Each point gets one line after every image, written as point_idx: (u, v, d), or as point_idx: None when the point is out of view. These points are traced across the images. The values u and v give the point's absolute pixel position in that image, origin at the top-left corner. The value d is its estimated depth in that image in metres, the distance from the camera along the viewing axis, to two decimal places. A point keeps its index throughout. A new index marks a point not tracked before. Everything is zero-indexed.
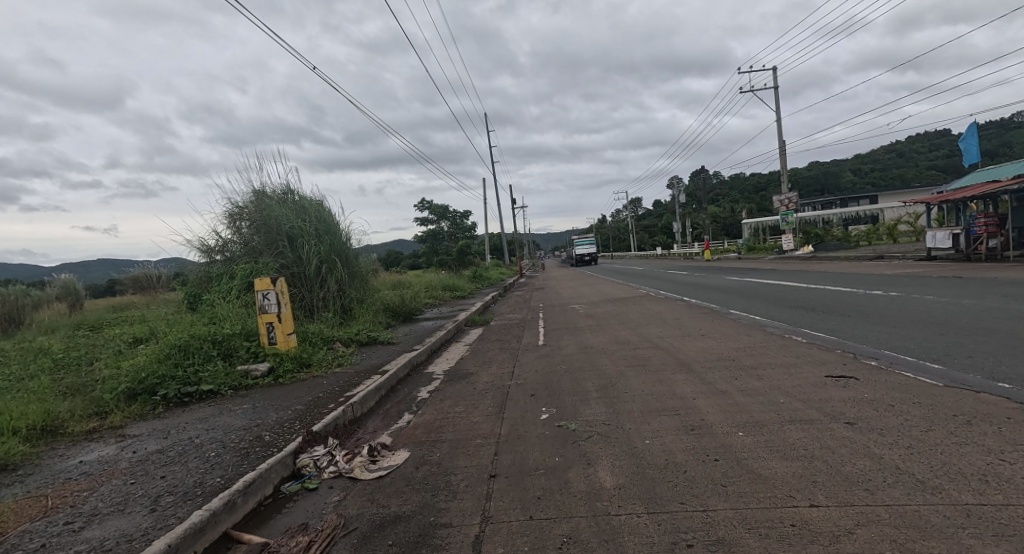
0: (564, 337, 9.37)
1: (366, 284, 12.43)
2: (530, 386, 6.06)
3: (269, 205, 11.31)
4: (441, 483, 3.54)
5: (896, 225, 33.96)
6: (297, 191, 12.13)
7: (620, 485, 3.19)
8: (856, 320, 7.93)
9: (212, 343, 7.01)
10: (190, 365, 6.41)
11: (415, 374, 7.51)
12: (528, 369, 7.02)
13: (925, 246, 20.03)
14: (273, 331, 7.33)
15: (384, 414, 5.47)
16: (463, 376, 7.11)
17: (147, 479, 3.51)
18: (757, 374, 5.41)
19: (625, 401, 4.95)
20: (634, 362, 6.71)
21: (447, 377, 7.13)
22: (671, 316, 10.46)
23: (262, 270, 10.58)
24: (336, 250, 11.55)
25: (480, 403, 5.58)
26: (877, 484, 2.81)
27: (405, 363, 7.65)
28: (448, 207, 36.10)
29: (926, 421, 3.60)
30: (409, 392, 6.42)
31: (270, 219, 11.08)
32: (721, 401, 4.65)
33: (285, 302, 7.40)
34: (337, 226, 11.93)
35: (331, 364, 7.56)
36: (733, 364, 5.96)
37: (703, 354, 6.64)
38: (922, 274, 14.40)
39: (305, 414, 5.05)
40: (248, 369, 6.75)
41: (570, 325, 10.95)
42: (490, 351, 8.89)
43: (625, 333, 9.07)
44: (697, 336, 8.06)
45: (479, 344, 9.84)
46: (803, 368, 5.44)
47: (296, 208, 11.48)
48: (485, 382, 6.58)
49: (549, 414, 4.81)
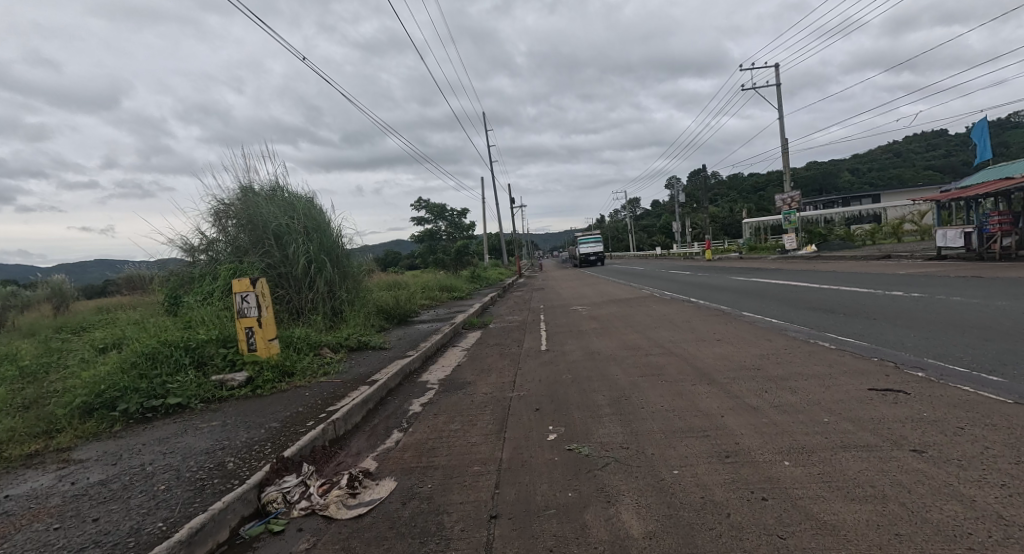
0: (568, 342, 8.77)
1: (358, 286, 11.80)
2: (534, 399, 5.45)
3: (256, 202, 10.72)
4: (432, 527, 2.93)
5: (901, 225, 33.45)
6: (286, 189, 11.53)
7: (651, 534, 2.60)
8: (883, 324, 7.34)
9: (184, 350, 6.39)
10: (158, 376, 5.79)
11: (408, 383, 6.90)
12: (531, 378, 6.41)
13: (935, 246, 19.52)
14: (253, 337, 6.71)
15: (371, 433, 4.85)
16: (459, 386, 6.49)
17: (74, 524, 2.89)
18: (790, 387, 4.81)
19: (644, 418, 4.36)
20: (648, 371, 6.11)
21: (442, 388, 6.51)
22: (680, 319, 9.87)
23: (246, 270, 9.97)
24: (327, 250, 10.94)
25: (478, 420, 4.97)
26: (982, 540, 2.22)
27: (397, 371, 7.04)
28: (446, 207, 35.53)
29: (1010, 450, 3.02)
30: (400, 405, 5.81)
31: (257, 217, 10.48)
32: (755, 420, 4.06)
33: (266, 305, 6.80)
34: (328, 225, 11.33)
35: (316, 373, 6.93)
36: (759, 374, 5.37)
37: (723, 363, 6.04)
38: (938, 274, 13.87)
39: (279, 433, 4.43)
40: (223, 380, 6.13)
41: (573, 328, 10.34)
42: (489, 357, 8.28)
43: (633, 337, 8.48)
44: (713, 341, 7.46)
45: (477, 349, 9.22)
46: (841, 380, 4.85)
47: (285, 206, 10.89)
48: (484, 393, 5.97)
49: (558, 434, 4.21)
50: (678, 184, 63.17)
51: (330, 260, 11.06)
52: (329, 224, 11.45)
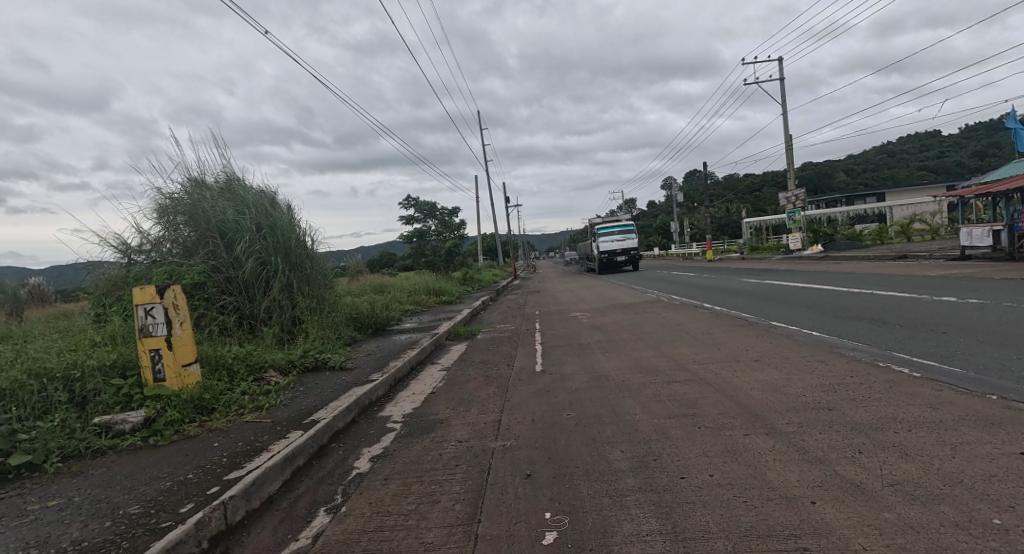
0: (568, 361, 7.24)
1: (323, 294, 10.21)
2: (525, 457, 3.92)
3: (205, 196, 9.25)
4: None
5: (912, 223, 31.83)
6: (244, 182, 10.02)
7: None
8: (963, 341, 5.86)
9: (60, 385, 4.84)
10: (8, 422, 4.24)
11: (363, 422, 5.34)
12: (522, 418, 4.87)
13: (959, 245, 18.20)
14: (160, 363, 5.18)
15: (283, 517, 3.30)
16: (427, 428, 4.94)
17: None
18: (895, 445, 3.30)
19: (691, 507, 2.84)
20: (675, 409, 4.60)
21: (405, 431, 4.95)
22: (700, 331, 8.34)
23: (184, 273, 8.40)
24: (286, 253, 9.40)
25: (442, 495, 3.42)
26: None
27: (352, 405, 5.49)
28: (437, 205, 34.06)
29: None
30: (340, 462, 4.24)
31: (204, 213, 8.98)
32: (874, 515, 2.54)
33: (181, 323, 5.31)
34: (290, 226, 9.82)
35: (245, 407, 5.38)
36: (837, 421, 3.86)
37: (775, 400, 4.52)
38: (977, 276, 12.49)
39: (128, 529, 2.87)
40: (108, 424, 4.57)
41: (573, 341, 8.84)
42: (472, 382, 6.75)
43: (647, 357, 6.93)
44: (751, 364, 5.92)
45: (459, 369, 7.62)
46: (967, 434, 3.33)
47: (239, 202, 9.41)
48: (458, 442, 4.44)
49: (559, 537, 2.68)
50: (676, 182, 61.89)
51: (289, 263, 9.51)
52: (291, 224, 9.93)
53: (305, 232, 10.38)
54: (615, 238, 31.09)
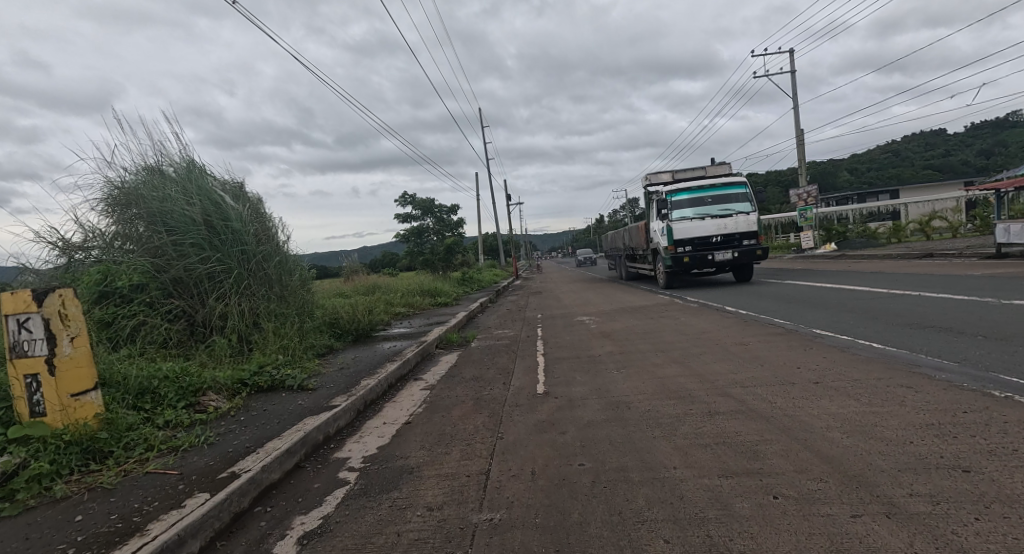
0: (578, 380, 5.93)
1: (290, 298, 8.87)
2: (519, 548, 2.59)
3: (159, 182, 8.00)
4: None
5: (932, 220, 29.97)
6: (206, 170, 8.76)
7: None
8: None
9: None
10: None
11: (308, 471, 4.03)
12: (519, 473, 3.54)
13: (995, 241, 16.81)
14: (40, 392, 3.93)
15: None
16: (388, 486, 3.62)
17: None
18: None
19: None
20: (733, 462, 3.29)
21: (357, 489, 3.63)
22: (731, 343, 7.03)
23: (121, 272, 7.15)
24: (244, 251, 8.13)
25: None
26: None
27: (297, 446, 4.19)
28: (435, 202, 32.61)
29: None
30: (252, 545, 2.94)
31: (152, 201, 7.68)
32: None
33: (72, 338, 4.02)
34: (248, 222, 8.61)
35: (155, 447, 4.12)
36: (995, 495, 2.52)
37: (873, 449, 3.21)
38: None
39: None
40: None
41: (581, 353, 7.53)
42: (458, 409, 5.42)
43: (674, 377, 5.63)
44: (812, 390, 4.61)
45: (444, 390, 6.26)
46: None
47: (196, 191, 8.14)
48: (425, 513, 3.12)
49: None
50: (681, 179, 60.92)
51: (252, 263, 8.25)
52: (250, 219, 8.68)
53: (271, 229, 9.15)
54: (702, 211, 14.83)
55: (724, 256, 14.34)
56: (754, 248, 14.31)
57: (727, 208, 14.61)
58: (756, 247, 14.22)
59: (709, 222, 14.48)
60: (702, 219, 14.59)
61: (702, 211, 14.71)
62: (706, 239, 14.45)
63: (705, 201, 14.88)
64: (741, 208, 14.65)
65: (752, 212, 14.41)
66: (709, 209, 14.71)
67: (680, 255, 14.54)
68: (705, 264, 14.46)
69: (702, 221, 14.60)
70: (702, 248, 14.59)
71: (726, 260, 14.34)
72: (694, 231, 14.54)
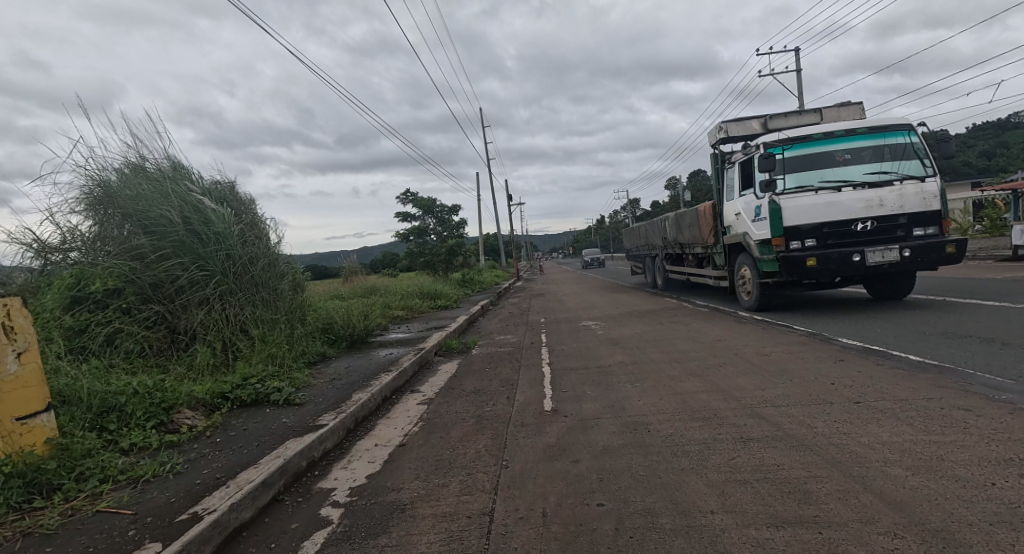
0: (589, 397, 5.40)
1: (279, 303, 8.38)
2: None
3: (139, 178, 7.49)
4: None
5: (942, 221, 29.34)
6: (191, 169, 8.29)
7: None
8: None
9: None
10: None
11: (287, 507, 3.50)
12: (528, 517, 3.01)
13: (1013, 243, 16.23)
14: None
15: None
16: (375, 530, 3.09)
17: None
18: None
19: None
20: (782, 509, 2.77)
21: (340, 532, 3.11)
22: (753, 354, 6.50)
23: (95, 275, 6.67)
24: (228, 254, 7.66)
25: None
26: None
27: (274, 478, 3.66)
28: (436, 202, 31.45)
29: None
30: None
31: (129, 199, 7.20)
32: None
33: (18, 354, 3.53)
34: (233, 223, 8.14)
35: (112, 477, 3.61)
36: None
37: (953, 494, 2.69)
38: None
39: None
40: None
41: (591, 364, 7.00)
42: (458, 430, 4.88)
43: (696, 394, 5.11)
44: (857, 413, 4.08)
45: (442, 407, 5.71)
46: None
47: (179, 190, 7.68)
48: None
49: None
50: (683, 181, 60.34)
51: (237, 267, 7.77)
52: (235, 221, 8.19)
53: (258, 233, 8.68)
54: (836, 176, 8.80)
55: (880, 256, 8.39)
56: (937, 240, 8.34)
57: (878, 169, 8.71)
58: (941, 240, 8.25)
59: (853, 191, 8.58)
60: (838, 188, 8.64)
61: (833, 176, 8.80)
62: (845, 226, 8.60)
63: (838, 158, 8.93)
64: (907, 169, 8.67)
65: (924, 177, 8.55)
66: (845, 173, 8.79)
67: (800, 255, 8.60)
68: (849, 268, 8.48)
69: (841, 192, 8.60)
70: (838, 243, 8.62)
71: (883, 263, 8.40)
72: (820, 211, 8.62)
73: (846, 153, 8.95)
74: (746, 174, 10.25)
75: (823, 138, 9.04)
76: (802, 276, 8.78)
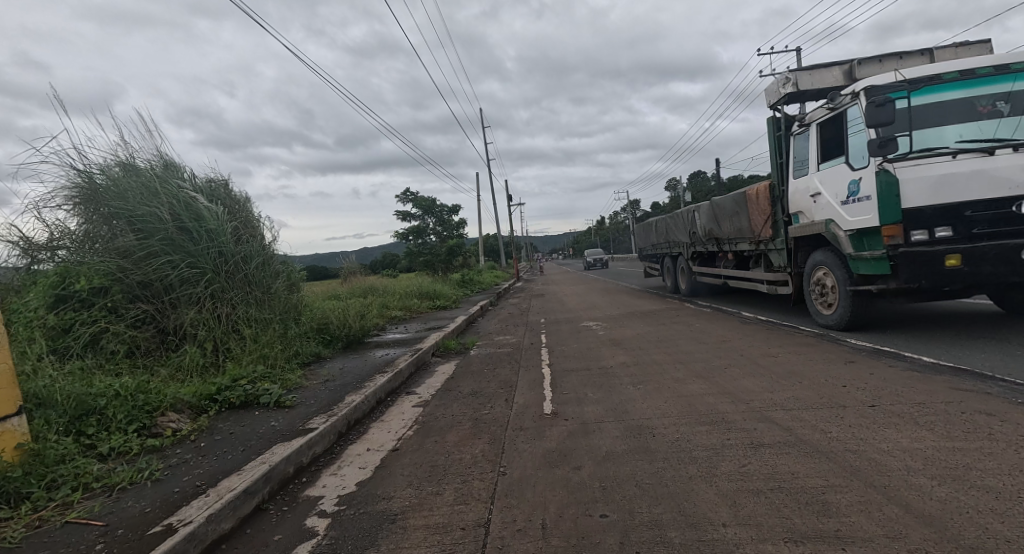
0: (591, 400, 5.19)
1: (273, 302, 8.17)
2: None
3: (129, 174, 7.31)
4: None
5: None
6: (184, 166, 8.13)
7: None
8: None
9: None
10: None
11: (270, 517, 3.30)
12: (526, 530, 2.81)
13: None
14: None
15: None
16: (362, 543, 2.89)
17: None
18: None
19: None
20: (799, 521, 2.57)
21: (325, 545, 2.91)
22: (759, 355, 6.29)
23: (80, 273, 6.47)
24: (220, 253, 7.46)
25: None
26: None
27: (257, 486, 3.46)
28: (436, 201, 31.19)
29: None
30: None
31: (118, 196, 7.01)
32: None
33: None
34: (226, 221, 7.95)
35: (86, 485, 3.40)
36: None
37: (985, 507, 2.48)
38: None
39: None
40: None
41: (593, 365, 6.78)
42: (453, 435, 4.67)
43: (703, 397, 4.89)
44: (873, 418, 3.87)
45: (438, 409, 5.51)
46: None
47: (169, 187, 7.51)
48: None
49: None
50: (683, 182, 60.15)
51: (229, 265, 7.57)
52: (227, 219, 7.99)
53: (252, 231, 8.48)
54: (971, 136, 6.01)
55: None
56: None
57: None
58: None
59: (1012, 154, 5.76)
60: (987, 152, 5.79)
61: (969, 134, 5.99)
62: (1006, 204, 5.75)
63: (975, 109, 6.05)
64: None
65: None
66: (983, 130, 5.97)
67: (934, 252, 5.89)
68: (1012, 268, 5.81)
69: (990, 156, 5.79)
70: (989, 231, 5.85)
71: None
72: (958, 186, 5.83)
73: (992, 102, 6.02)
74: (834, 138, 7.23)
75: (957, 82, 6.11)
76: (896, 296, 6.60)
